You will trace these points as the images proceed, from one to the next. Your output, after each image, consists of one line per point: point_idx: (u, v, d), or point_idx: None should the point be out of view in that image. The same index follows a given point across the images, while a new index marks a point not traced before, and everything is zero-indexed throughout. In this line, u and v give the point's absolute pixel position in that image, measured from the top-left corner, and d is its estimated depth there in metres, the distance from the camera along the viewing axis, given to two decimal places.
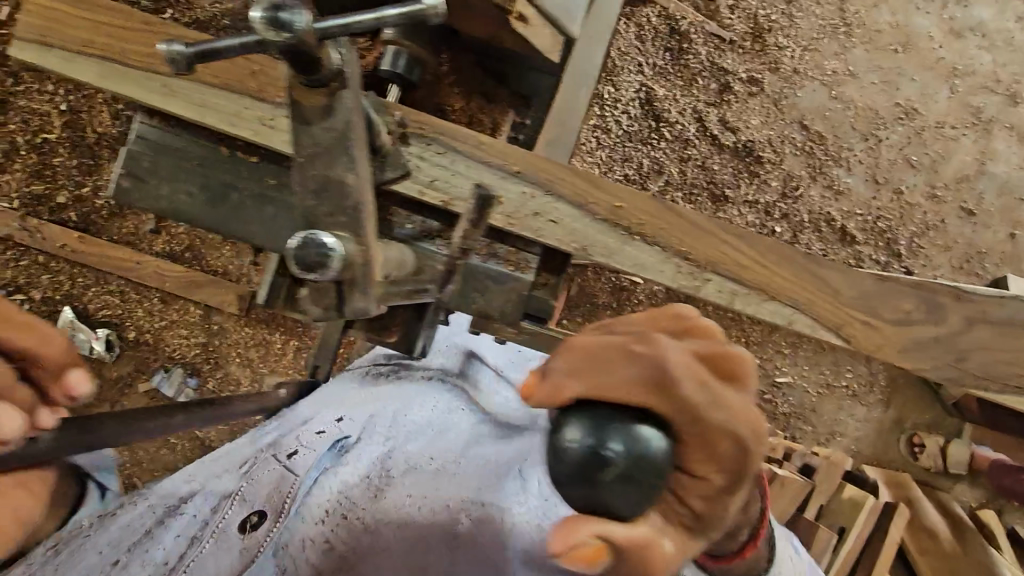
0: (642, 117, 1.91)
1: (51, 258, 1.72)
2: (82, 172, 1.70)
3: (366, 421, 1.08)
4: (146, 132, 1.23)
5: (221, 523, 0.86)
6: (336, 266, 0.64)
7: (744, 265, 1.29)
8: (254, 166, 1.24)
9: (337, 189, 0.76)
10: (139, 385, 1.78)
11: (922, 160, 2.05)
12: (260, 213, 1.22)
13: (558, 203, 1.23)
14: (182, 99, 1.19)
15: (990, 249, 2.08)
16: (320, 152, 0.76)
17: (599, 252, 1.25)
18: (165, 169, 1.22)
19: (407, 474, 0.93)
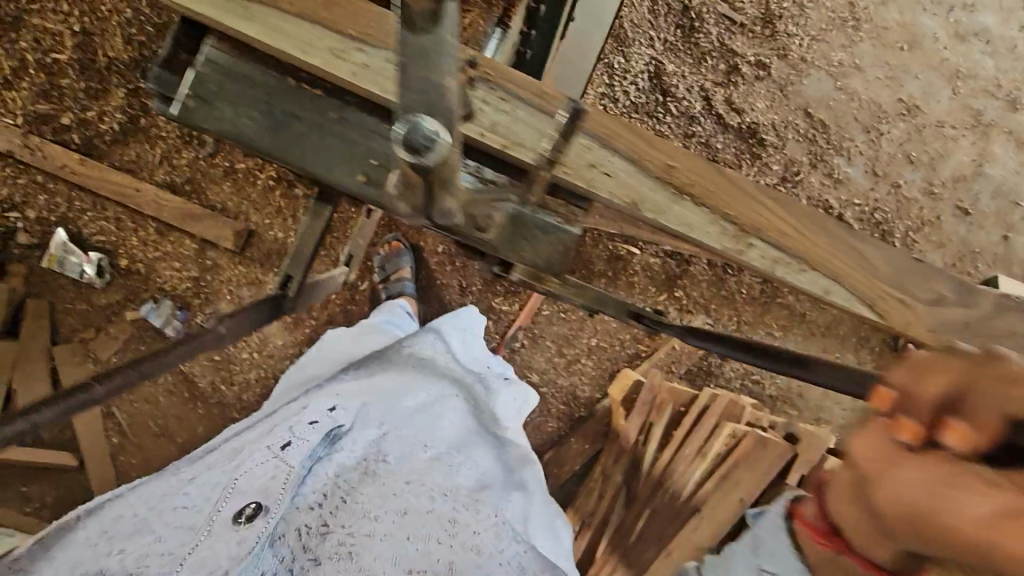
0: (650, 90, 1.94)
1: (49, 178, 1.71)
2: (89, 97, 1.68)
3: (357, 412, 1.12)
4: (212, 54, 0.93)
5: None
6: (440, 168, 0.51)
7: (789, 235, 1.09)
8: (319, 100, 0.94)
9: (436, 94, 0.52)
10: (127, 314, 1.76)
11: (921, 156, 2.08)
12: (319, 144, 0.93)
13: (614, 156, 1.02)
14: (262, 26, 0.91)
15: (982, 250, 2.10)
16: (416, 56, 0.52)
17: (648, 209, 1.03)
18: (229, 91, 0.92)
19: (401, 465, 1.08)
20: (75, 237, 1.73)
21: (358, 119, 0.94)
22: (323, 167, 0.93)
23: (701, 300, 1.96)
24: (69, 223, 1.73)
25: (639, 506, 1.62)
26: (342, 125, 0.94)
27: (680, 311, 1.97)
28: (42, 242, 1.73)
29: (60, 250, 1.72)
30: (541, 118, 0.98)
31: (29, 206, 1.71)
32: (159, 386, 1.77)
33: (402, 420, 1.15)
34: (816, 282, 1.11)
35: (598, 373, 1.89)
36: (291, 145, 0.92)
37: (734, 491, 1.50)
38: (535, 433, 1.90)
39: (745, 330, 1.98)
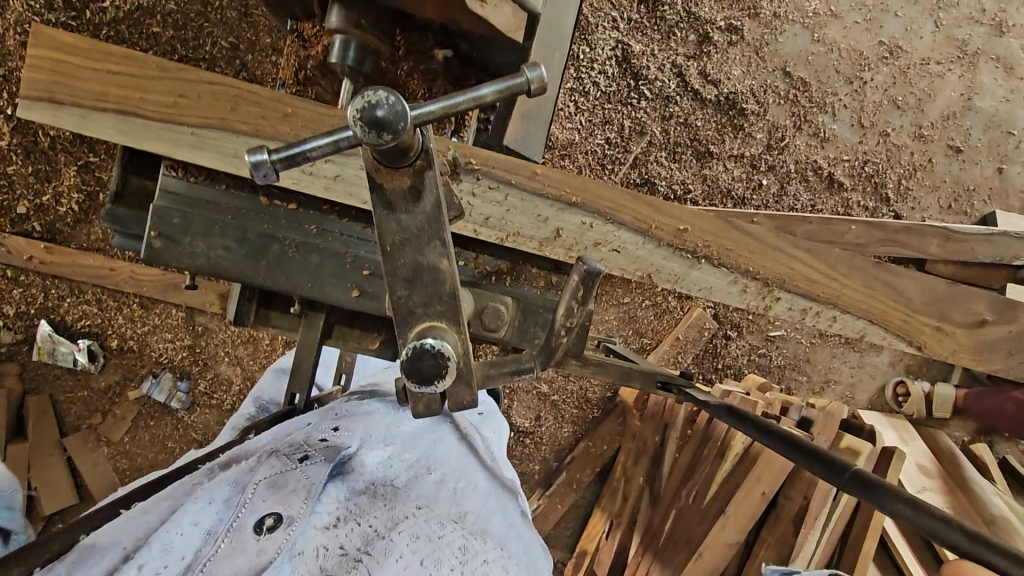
0: (620, 76, 1.84)
1: (19, 271, 1.66)
2: (39, 181, 1.61)
3: (367, 432, 0.89)
4: (172, 185, 0.91)
5: (237, 516, 0.69)
6: (453, 376, 0.50)
7: (812, 279, 1.11)
8: (294, 214, 0.93)
9: (430, 274, 0.53)
10: (129, 393, 1.75)
11: (908, 99, 2.00)
12: (305, 263, 0.90)
13: (623, 231, 1.04)
14: (215, 153, 0.92)
15: (978, 186, 2.05)
16: (406, 237, 0.52)
17: (664, 279, 1.07)
18: (195, 222, 0.87)
19: (416, 490, 0.79)
20: (59, 326, 1.70)
21: (341, 228, 0.93)
22: (312, 287, 0.90)
23: None
24: (51, 313, 1.69)
25: (664, 506, 1.67)
26: (324, 239, 0.91)
27: (680, 299, 1.94)
28: (28, 336, 1.70)
29: (47, 342, 1.69)
30: (534, 201, 1.00)
31: (6, 304, 1.67)
32: (177, 457, 1.78)
33: (415, 438, 0.92)
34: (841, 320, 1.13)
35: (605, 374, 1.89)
36: (274, 267, 0.89)
37: (756, 486, 1.46)
38: (551, 441, 1.92)
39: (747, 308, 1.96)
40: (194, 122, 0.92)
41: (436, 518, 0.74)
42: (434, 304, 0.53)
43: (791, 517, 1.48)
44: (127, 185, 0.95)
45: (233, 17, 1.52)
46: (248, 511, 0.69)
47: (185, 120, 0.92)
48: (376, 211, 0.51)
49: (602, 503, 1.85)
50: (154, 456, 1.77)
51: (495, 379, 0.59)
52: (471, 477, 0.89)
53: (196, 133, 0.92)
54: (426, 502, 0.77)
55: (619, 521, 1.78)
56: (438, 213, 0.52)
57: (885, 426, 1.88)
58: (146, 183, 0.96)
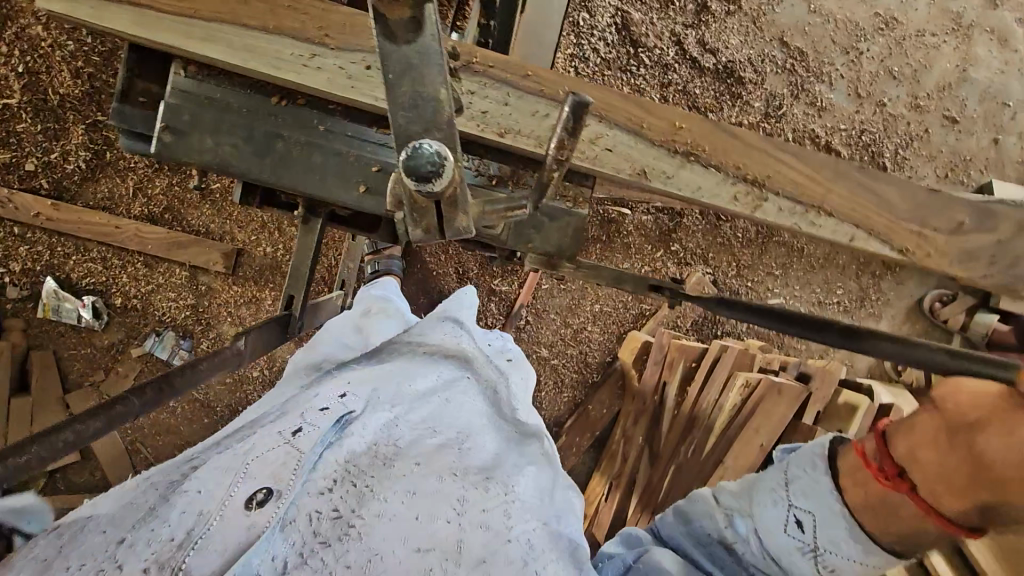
0: (620, 43, 1.87)
1: (27, 228, 1.68)
2: (48, 138, 1.64)
3: (371, 394, 0.86)
4: (181, 84, 0.92)
5: (228, 492, 0.66)
6: (449, 179, 0.52)
7: (798, 180, 1.12)
8: (300, 112, 0.95)
9: (429, 104, 0.55)
10: (132, 351, 1.77)
11: (903, 70, 2.02)
12: (309, 162, 0.92)
13: (616, 130, 1.07)
14: (221, 43, 0.94)
15: (974, 156, 2.07)
16: (405, 67, 0.55)
17: (657, 177, 1.08)
18: (204, 118, 0.90)
19: (417, 447, 0.79)
20: (65, 283, 1.72)
21: (346, 130, 0.95)
22: (316, 185, 0.92)
23: (699, 251, 1.96)
24: (57, 270, 1.71)
25: (664, 464, 1.67)
26: (329, 138, 0.93)
27: (679, 265, 1.96)
28: (33, 293, 1.72)
29: (52, 299, 1.71)
30: (533, 99, 1.03)
31: (12, 260, 1.69)
32: (178, 416, 1.79)
33: (421, 395, 0.90)
34: (828, 223, 1.13)
35: (605, 339, 1.90)
36: (279, 165, 0.91)
37: (754, 438, 1.50)
38: (551, 405, 1.93)
39: (746, 274, 1.98)
40: (204, 15, 0.95)
41: (435, 473, 0.75)
42: (432, 131, 0.55)
43: None
44: (133, 86, 0.97)
45: None
46: (240, 488, 0.67)
47: (196, 15, 0.95)
48: (378, 43, 0.55)
49: (601, 466, 1.85)
50: (155, 414, 1.79)
51: (489, 216, 0.63)
52: (481, 435, 0.87)
53: (203, 26, 0.94)
54: (426, 458, 0.77)
55: (618, 483, 1.77)
56: (434, 45, 0.55)
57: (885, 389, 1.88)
58: (151, 87, 0.98)
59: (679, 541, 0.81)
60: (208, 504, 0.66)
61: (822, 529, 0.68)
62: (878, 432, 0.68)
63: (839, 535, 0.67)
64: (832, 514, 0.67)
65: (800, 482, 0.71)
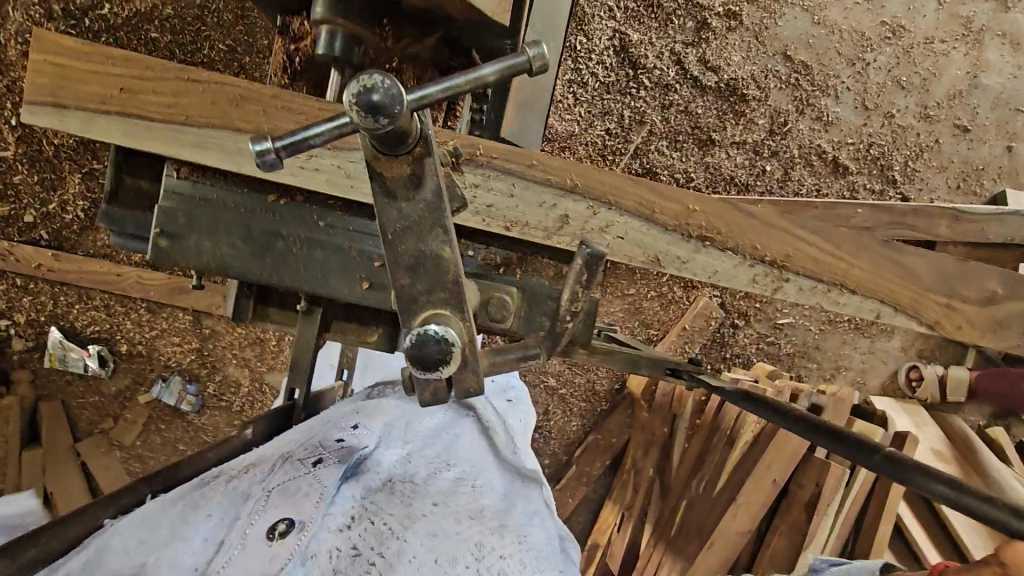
0: (618, 66, 1.83)
1: (29, 279, 1.68)
2: (45, 189, 1.63)
3: (383, 432, 0.90)
4: (174, 185, 0.88)
5: (250, 523, 0.67)
6: (457, 362, 0.49)
7: (821, 260, 0.99)
8: (298, 206, 0.91)
9: (433, 261, 0.53)
10: (140, 397, 1.77)
11: (912, 79, 1.96)
12: (309, 259, 0.90)
13: (627, 217, 0.94)
14: (213, 147, 0.86)
15: (987, 165, 2.02)
16: (406, 226, 0.53)
17: (670, 265, 0.97)
18: (200, 219, 0.88)
19: (433, 486, 0.81)
20: (69, 332, 1.72)
21: (345, 224, 0.91)
22: (318, 281, 0.90)
23: (705, 274, 1.92)
24: (61, 320, 1.71)
25: (675, 497, 1.66)
26: (330, 233, 0.90)
27: (686, 288, 1.92)
28: (39, 343, 1.73)
29: (59, 349, 1.71)
30: (536, 188, 0.92)
31: (16, 311, 1.70)
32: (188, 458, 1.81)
33: (431, 436, 0.94)
34: None
35: (612, 366, 1.87)
36: (280, 265, 0.90)
37: (767, 473, 1.46)
38: (560, 435, 1.91)
39: (755, 295, 1.95)
40: (198, 122, 0.86)
41: (453, 515, 0.75)
42: (438, 292, 0.53)
43: (804, 504, 1.46)
44: (122, 184, 0.92)
45: (232, 19, 1.53)
46: (263, 517, 0.67)
47: (190, 121, 0.86)
48: (377, 201, 0.53)
49: (613, 495, 1.85)
50: (165, 457, 1.80)
51: (502, 365, 0.58)
52: (490, 475, 0.91)
53: (199, 133, 0.86)
54: (443, 499, 0.78)
55: (630, 514, 1.77)
56: (437, 200, 0.53)
57: (897, 410, 1.84)
58: (140, 184, 0.92)
59: None
60: (229, 536, 0.66)
61: None
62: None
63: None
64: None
65: None
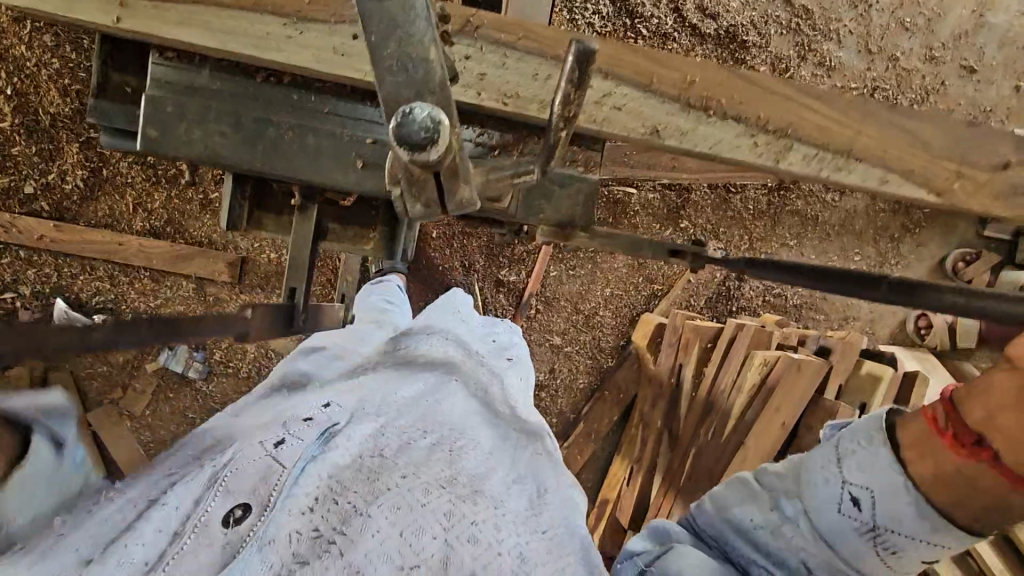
0: (615, 16, 1.80)
1: (32, 251, 1.68)
2: (44, 159, 1.62)
3: (362, 397, 0.78)
4: (164, 74, 0.86)
5: (198, 511, 0.59)
6: (443, 149, 0.51)
7: (826, 127, 0.96)
8: (289, 93, 0.89)
9: (420, 69, 0.56)
10: (148, 366, 1.78)
11: (917, 20, 1.92)
12: (302, 147, 0.85)
13: (624, 87, 0.93)
14: (192, 24, 0.84)
15: (994, 107, 1.98)
16: (392, 30, 0.56)
17: (670, 136, 0.94)
18: (190, 107, 0.84)
19: (410, 455, 0.70)
20: (74, 303, 1.72)
21: (332, 109, 0.88)
22: (309, 167, 0.85)
23: (709, 227, 1.90)
24: (65, 292, 1.72)
25: (684, 447, 1.66)
26: (326, 119, 0.87)
27: (690, 242, 1.91)
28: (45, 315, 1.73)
29: None
30: (532, 60, 0.90)
31: (21, 284, 1.70)
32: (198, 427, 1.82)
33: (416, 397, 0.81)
34: None
35: (617, 322, 1.87)
36: (272, 151, 0.84)
37: (776, 416, 1.47)
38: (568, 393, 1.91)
39: (759, 247, 1.93)
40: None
41: (426, 485, 0.66)
42: (425, 95, 0.56)
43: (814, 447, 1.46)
44: (109, 81, 0.91)
45: None
46: (214, 504, 0.59)
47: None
48: (360, 3, 0.55)
49: (622, 450, 1.84)
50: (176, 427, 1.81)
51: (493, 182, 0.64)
52: (480, 429, 0.79)
53: (177, 9, 0.84)
54: (416, 468, 0.68)
55: (640, 466, 1.76)
56: (424, 6, 0.55)
57: (908, 355, 1.82)
58: (128, 80, 0.91)
59: (707, 531, 0.68)
60: (179, 523, 0.59)
61: (884, 506, 0.56)
62: (943, 394, 0.57)
63: (902, 510, 0.55)
64: (895, 491, 0.56)
65: (860, 456, 0.58)
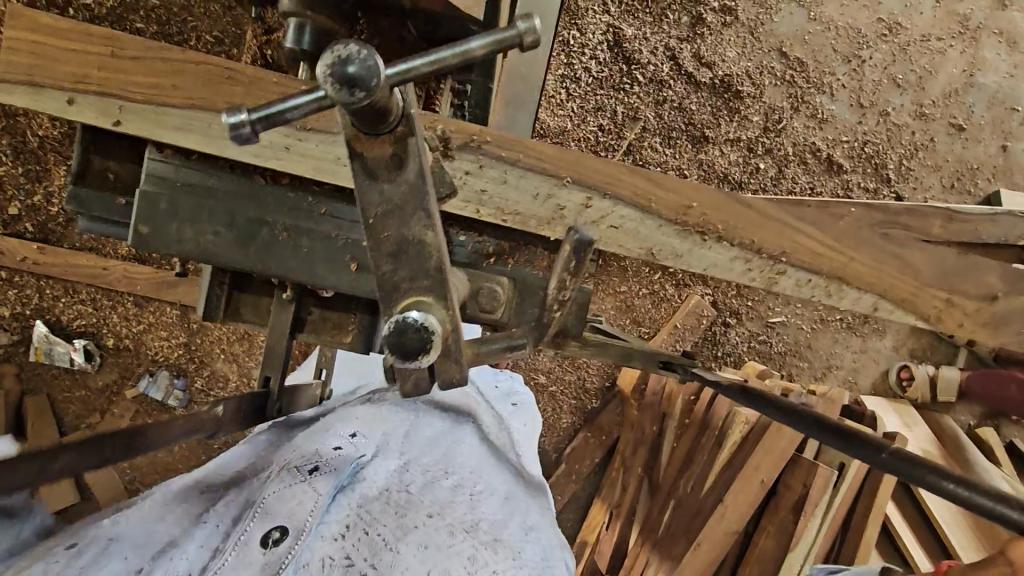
0: (612, 61, 1.81)
1: (14, 272, 1.66)
2: (30, 181, 1.61)
3: (383, 439, 0.91)
4: (156, 168, 0.84)
5: (246, 532, 0.69)
6: (439, 349, 0.47)
7: (820, 252, 0.96)
8: (284, 193, 0.87)
9: (416, 248, 0.51)
10: (127, 392, 1.77)
11: (908, 78, 1.95)
12: (295, 249, 0.85)
13: (622, 208, 0.91)
14: (192, 131, 0.82)
15: (982, 165, 2.01)
16: (389, 209, 0.51)
17: (667, 257, 0.94)
18: (182, 206, 0.84)
19: (430, 495, 0.80)
20: (56, 326, 1.71)
21: (327, 209, 0.87)
22: (303, 270, 0.86)
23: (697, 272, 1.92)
24: (47, 314, 1.70)
25: (664, 495, 1.67)
26: (319, 221, 0.86)
27: (677, 287, 1.92)
28: (25, 336, 1.71)
29: (45, 342, 1.70)
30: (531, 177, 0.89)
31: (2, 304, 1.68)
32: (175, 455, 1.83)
33: (430, 443, 0.94)
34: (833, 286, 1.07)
35: (603, 364, 1.86)
36: (265, 254, 0.85)
37: (755, 474, 1.47)
38: (551, 433, 1.90)
39: (746, 294, 1.95)
40: (180, 102, 0.81)
41: (447, 527, 0.75)
42: (420, 278, 0.51)
43: (790, 505, 1.47)
44: (90, 166, 0.87)
45: (219, 11, 1.51)
46: (258, 527, 0.69)
47: (172, 102, 0.81)
48: (359, 181, 0.51)
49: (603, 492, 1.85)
50: None
51: (486, 357, 0.58)
52: (490, 477, 0.91)
53: (180, 115, 0.81)
54: (438, 509, 0.77)
55: (618, 512, 1.78)
56: (421, 184, 0.51)
57: (887, 411, 1.87)
58: (110, 166, 0.88)
59: None
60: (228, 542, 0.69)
61: None
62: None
63: None
64: None
65: None
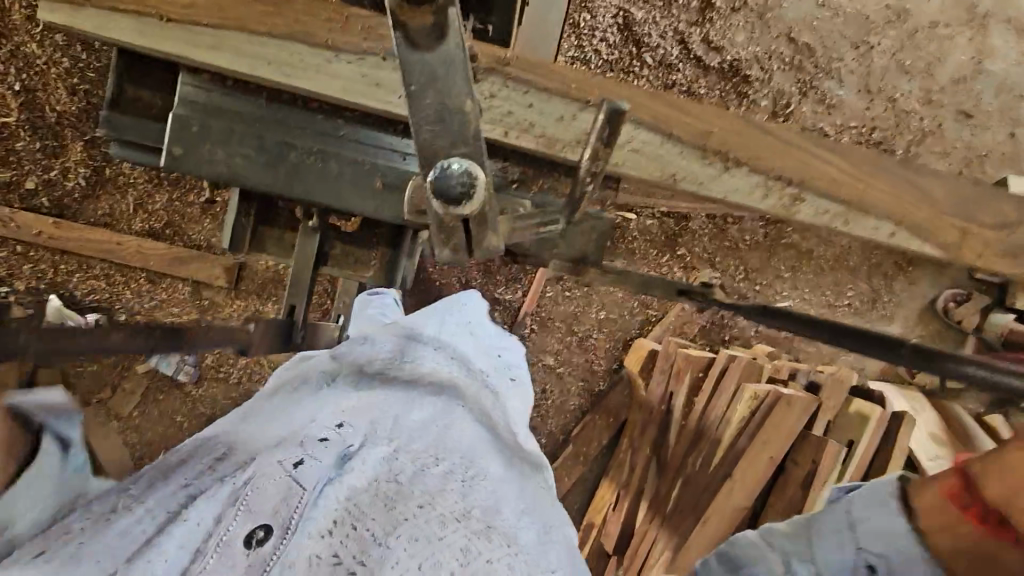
0: (622, 44, 1.83)
1: (30, 246, 1.68)
2: (48, 156, 1.63)
3: (383, 411, 0.73)
4: (189, 93, 0.96)
5: (219, 529, 0.59)
6: (478, 199, 0.54)
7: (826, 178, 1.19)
8: (310, 118, 1.01)
9: (457, 117, 0.55)
10: (138, 367, 1.78)
11: (916, 64, 1.96)
12: (323, 171, 0.96)
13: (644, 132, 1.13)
14: (231, 52, 1.00)
15: (989, 151, 2.02)
16: (430, 77, 0.55)
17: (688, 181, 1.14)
18: (214, 129, 0.95)
19: (430, 486, 0.65)
20: (68, 301, 1.72)
21: (352, 134, 1.00)
22: (330, 192, 0.96)
23: (705, 255, 1.92)
24: (60, 289, 1.71)
25: (671, 475, 1.66)
26: (342, 146, 0.98)
27: (685, 269, 1.93)
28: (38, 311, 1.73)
29: None
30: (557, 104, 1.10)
31: (16, 278, 1.70)
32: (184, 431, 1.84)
33: (434, 411, 0.75)
34: None
35: (611, 346, 1.88)
36: (293, 176, 0.95)
37: (764, 451, 1.47)
38: (558, 415, 1.90)
39: (754, 278, 1.95)
40: (211, 22, 1.01)
41: (441, 518, 0.62)
42: (459, 145, 0.55)
43: (800, 482, 1.46)
44: (122, 93, 1.00)
45: None
46: (238, 523, 0.59)
47: (202, 22, 1.01)
48: (401, 52, 0.54)
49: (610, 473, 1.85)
50: (162, 429, 1.81)
51: (517, 232, 0.69)
52: (497, 455, 0.74)
53: (210, 35, 1.00)
54: (432, 498, 0.64)
55: (626, 493, 1.76)
56: (460, 55, 0.54)
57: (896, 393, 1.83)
58: (142, 95, 1.02)
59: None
60: (203, 538, 0.59)
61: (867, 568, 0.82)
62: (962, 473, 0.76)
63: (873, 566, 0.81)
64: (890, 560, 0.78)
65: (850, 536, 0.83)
